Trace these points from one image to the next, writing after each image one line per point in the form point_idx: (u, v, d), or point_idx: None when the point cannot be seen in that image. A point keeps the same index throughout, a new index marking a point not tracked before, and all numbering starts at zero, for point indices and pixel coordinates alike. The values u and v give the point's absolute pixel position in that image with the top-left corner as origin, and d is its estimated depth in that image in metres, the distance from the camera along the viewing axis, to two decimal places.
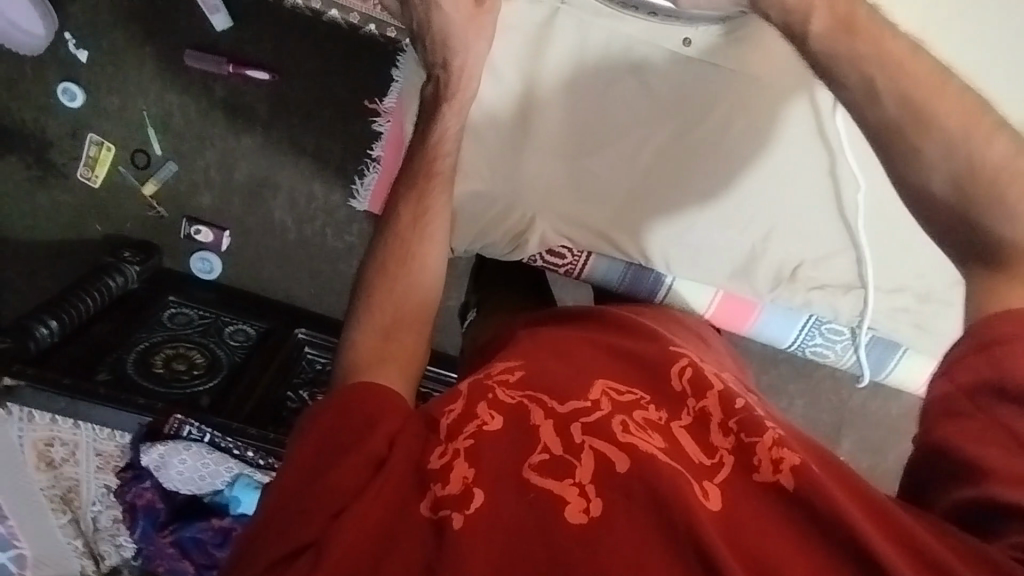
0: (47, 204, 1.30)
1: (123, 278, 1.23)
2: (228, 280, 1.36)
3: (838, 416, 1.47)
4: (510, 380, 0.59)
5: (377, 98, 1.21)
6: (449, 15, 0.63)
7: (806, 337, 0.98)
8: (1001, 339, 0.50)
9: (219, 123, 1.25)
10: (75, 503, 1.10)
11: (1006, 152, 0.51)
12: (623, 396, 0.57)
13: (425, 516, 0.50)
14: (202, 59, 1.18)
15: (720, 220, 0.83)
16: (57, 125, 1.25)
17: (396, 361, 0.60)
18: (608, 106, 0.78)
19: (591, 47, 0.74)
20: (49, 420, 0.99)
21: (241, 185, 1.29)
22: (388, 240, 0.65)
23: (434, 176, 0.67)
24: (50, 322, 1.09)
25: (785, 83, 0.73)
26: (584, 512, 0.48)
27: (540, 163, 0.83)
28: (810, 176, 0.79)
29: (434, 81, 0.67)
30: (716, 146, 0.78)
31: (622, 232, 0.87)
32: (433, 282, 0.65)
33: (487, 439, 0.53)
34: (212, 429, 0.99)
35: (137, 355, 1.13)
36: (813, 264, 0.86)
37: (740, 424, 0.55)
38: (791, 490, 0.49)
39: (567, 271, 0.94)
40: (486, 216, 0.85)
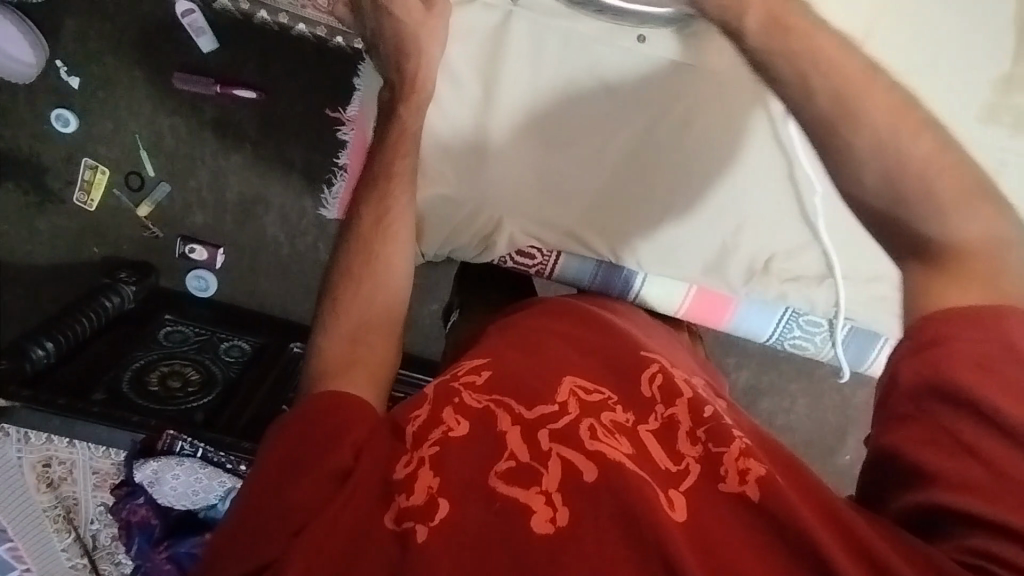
0: (46, 228, 1.32)
1: (119, 298, 1.24)
2: (224, 297, 1.37)
3: (843, 414, 1.45)
4: (477, 382, 0.59)
5: (339, 107, 1.23)
6: (400, 22, 0.66)
7: (784, 331, 0.99)
8: (932, 340, 0.54)
9: (209, 143, 1.27)
10: (75, 522, 1.11)
11: (926, 148, 0.55)
12: (591, 395, 0.58)
13: (388, 528, 0.51)
14: (190, 81, 1.21)
15: (688, 215, 0.85)
16: (52, 152, 1.28)
17: (365, 363, 0.63)
18: (571, 106, 0.79)
19: (548, 50, 0.75)
20: (44, 439, 1.00)
21: (234, 203, 1.31)
22: (351, 244, 0.68)
23: (395, 176, 0.69)
24: (47, 344, 1.10)
25: (742, 99, 0.76)
26: (550, 521, 0.49)
27: (506, 166, 0.83)
28: (777, 184, 0.81)
29: (390, 86, 0.70)
30: (688, 154, 0.80)
31: (594, 232, 0.88)
32: (399, 280, 0.68)
33: (453, 447, 0.54)
34: (204, 444, 1.00)
35: (132, 374, 1.14)
36: (785, 256, 0.86)
37: (708, 433, 0.55)
38: (757, 501, 0.50)
39: (538, 271, 0.94)
40: (456, 219, 0.86)
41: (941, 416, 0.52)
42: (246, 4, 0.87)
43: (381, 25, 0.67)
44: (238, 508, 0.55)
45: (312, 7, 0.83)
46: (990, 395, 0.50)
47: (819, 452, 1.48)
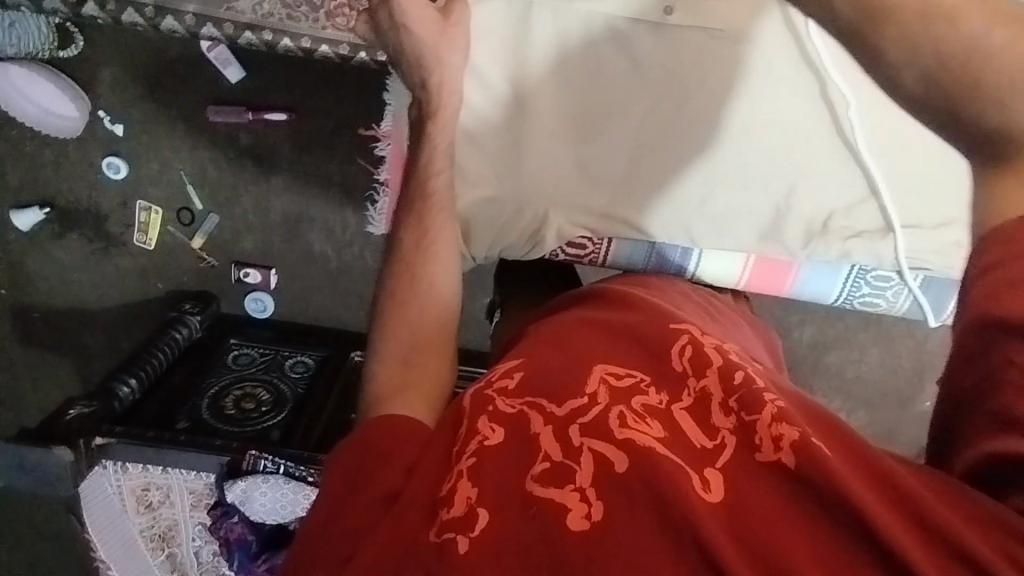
0: (113, 271, 1.39)
1: (187, 328, 1.32)
2: (282, 315, 1.42)
3: (917, 359, 1.39)
4: (509, 386, 0.61)
5: (373, 124, 1.24)
6: (421, 40, 0.69)
7: (852, 290, 0.95)
8: None
9: (249, 169, 1.30)
10: (176, 539, 1.15)
11: None
12: (621, 379, 0.60)
13: (433, 541, 0.53)
14: (223, 112, 1.24)
15: (736, 184, 0.83)
16: (107, 198, 1.33)
17: (418, 386, 0.66)
18: (601, 86, 0.78)
19: (572, 35, 0.76)
20: (141, 468, 1.06)
21: (280, 224, 1.35)
22: (396, 266, 0.71)
23: (431, 195, 0.72)
24: (130, 381, 1.18)
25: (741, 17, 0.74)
26: (585, 518, 0.51)
27: (542, 159, 0.82)
28: (813, 117, 0.79)
29: (418, 104, 0.72)
30: (780, 128, 0.80)
31: (638, 212, 0.85)
32: (450, 294, 0.71)
33: (490, 456, 0.55)
34: (285, 461, 1.04)
35: (210, 401, 1.19)
36: (844, 213, 0.84)
37: (740, 402, 0.56)
38: (792, 468, 0.51)
39: (591, 259, 0.91)
40: (502, 220, 0.84)
41: (1010, 352, 0.46)
42: (269, 34, 0.88)
43: (402, 46, 0.70)
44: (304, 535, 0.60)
45: (332, 27, 0.86)
46: None
47: (894, 401, 1.44)
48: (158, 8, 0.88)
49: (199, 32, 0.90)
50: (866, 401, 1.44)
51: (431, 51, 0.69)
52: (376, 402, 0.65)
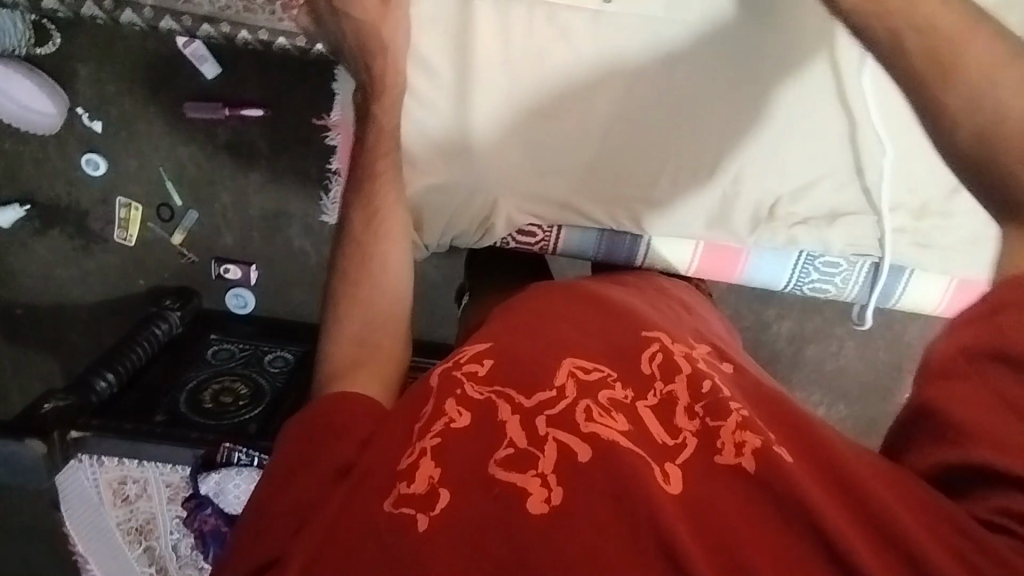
0: (95, 268, 1.40)
1: (167, 324, 1.32)
2: (264, 311, 1.44)
3: (894, 351, 1.40)
4: (478, 372, 0.61)
5: (323, 114, 1.26)
6: (359, 21, 0.70)
7: (801, 276, 0.98)
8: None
9: (226, 165, 1.31)
10: (154, 533, 1.16)
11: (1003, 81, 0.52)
12: (589, 374, 0.60)
13: (386, 512, 0.53)
14: (200, 108, 1.25)
15: (683, 170, 0.84)
16: (87, 195, 1.34)
17: (371, 364, 0.68)
18: (564, 79, 0.79)
19: (514, 35, 0.77)
20: (117, 461, 1.07)
21: (258, 220, 1.36)
22: (347, 251, 0.72)
23: (379, 177, 0.73)
24: (107, 375, 1.17)
25: (808, 38, 0.76)
26: (545, 502, 0.52)
27: (492, 148, 0.83)
28: (832, 129, 0.81)
29: (362, 89, 0.73)
30: (728, 121, 0.81)
31: (586, 199, 0.88)
32: (404, 273, 0.73)
33: (455, 438, 0.56)
34: (259, 453, 1.05)
35: (188, 394, 1.20)
36: (790, 199, 0.86)
37: (705, 408, 0.58)
38: (752, 472, 0.52)
39: (542, 247, 0.94)
40: (452, 206, 0.86)
41: (988, 373, 0.51)
42: (226, 26, 0.89)
43: (343, 29, 0.71)
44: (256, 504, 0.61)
45: (289, 19, 0.87)
46: None
47: (876, 393, 1.44)
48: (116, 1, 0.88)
49: (159, 25, 0.91)
50: (844, 394, 1.45)
51: (370, 28, 0.70)
52: (329, 383, 0.66)
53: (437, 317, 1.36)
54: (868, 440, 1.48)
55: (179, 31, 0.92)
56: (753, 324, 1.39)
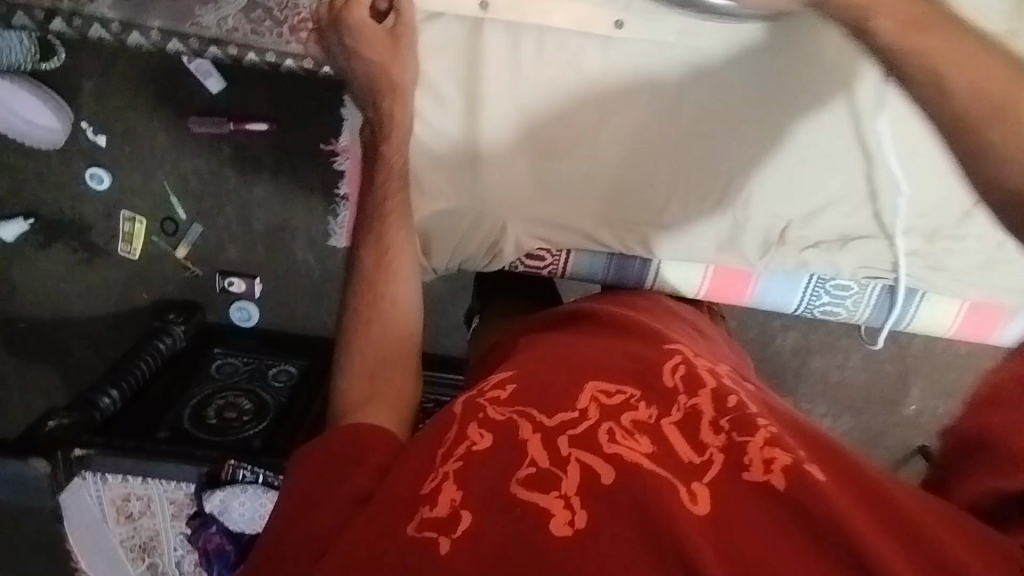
0: (99, 281, 1.40)
1: (171, 338, 1.32)
2: (267, 324, 1.43)
3: (901, 363, 1.39)
4: (501, 397, 0.61)
5: (331, 138, 1.26)
6: (372, 62, 0.67)
7: (812, 299, 0.98)
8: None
9: (231, 179, 1.31)
10: (157, 550, 1.15)
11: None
12: (612, 398, 0.60)
13: (408, 535, 0.52)
14: (204, 123, 1.25)
15: (696, 195, 0.84)
16: (91, 209, 1.34)
17: (387, 400, 0.68)
18: (582, 107, 0.80)
19: (525, 60, 0.77)
20: (121, 479, 1.06)
21: (263, 234, 1.35)
22: (357, 286, 0.72)
23: (389, 215, 0.73)
24: (111, 392, 1.17)
25: (838, 75, 0.76)
26: (569, 524, 0.51)
27: (502, 175, 0.84)
28: (847, 158, 0.81)
29: (369, 124, 0.73)
30: (731, 149, 0.81)
31: (600, 227, 0.88)
32: (414, 304, 0.73)
33: (477, 460, 0.56)
34: (264, 470, 1.05)
35: (192, 410, 1.20)
36: (800, 223, 0.86)
37: (732, 422, 0.57)
38: (783, 490, 0.52)
39: (551, 271, 0.94)
40: (460, 230, 0.87)
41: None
42: (234, 48, 0.89)
43: (353, 67, 0.68)
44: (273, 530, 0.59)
45: (296, 42, 0.87)
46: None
47: (882, 405, 1.43)
48: (124, 23, 0.88)
49: (166, 47, 0.91)
50: (852, 406, 1.44)
51: (381, 69, 0.68)
52: (342, 419, 0.66)
53: (441, 330, 1.35)
54: (877, 454, 1.46)
55: (186, 52, 0.93)
56: (758, 336, 1.38)
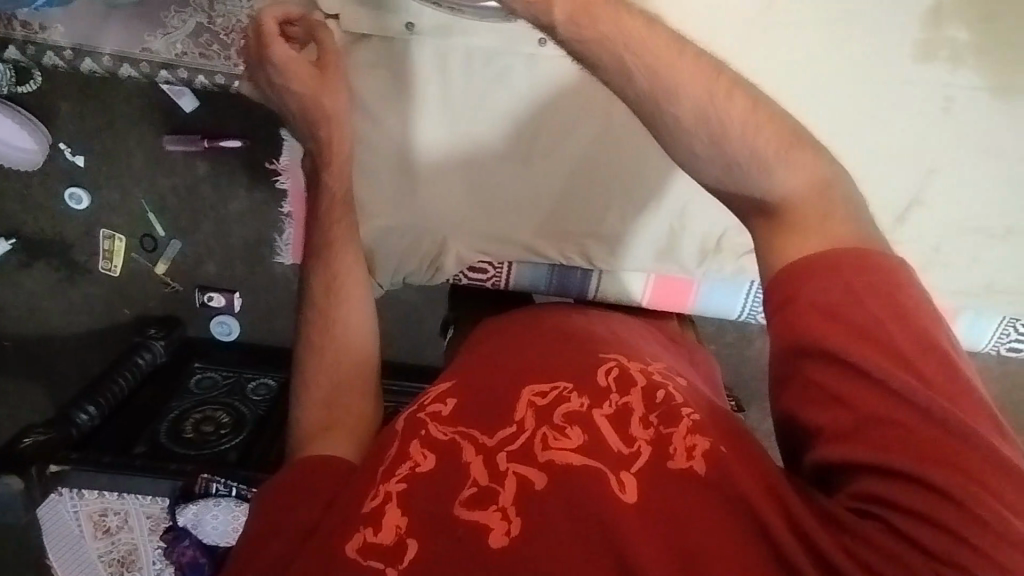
0: (81, 299, 1.42)
1: (151, 354, 1.33)
2: (248, 337, 1.44)
3: None
4: (442, 412, 0.61)
5: (273, 159, 1.29)
6: (301, 94, 0.70)
7: (753, 304, 1.00)
8: (787, 299, 0.55)
9: (207, 195, 1.33)
10: (136, 564, 1.16)
11: (741, 106, 0.54)
12: (546, 397, 0.60)
13: (350, 558, 0.53)
14: (179, 142, 1.27)
15: (631, 205, 0.88)
16: (70, 227, 1.36)
17: (345, 426, 0.69)
18: (517, 121, 0.84)
19: (450, 73, 0.81)
20: (97, 494, 1.07)
21: (241, 248, 1.37)
22: (310, 316, 0.73)
23: (336, 241, 0.74)
24: (89, 408, 1.18)
25: (634, 155, 0.85)
26: (506, 534, 0.53)
27: (436, 193, 0.87)
28: (695, 204, 0.87)
29: (310, 155, 0.75)
30: (616, 192, 0.87)
31: (544, 240, 0.92)
32: (368, 327, 0.74)
33: (420, 481, 0.56)
34: (237, 483, 1.06)
35: (169, 424, 1.21)
36: (734, 234, 0.89)
37: (659, 417, 0.58)
38: (703, 475, 0.54)
39: (495, 284, 0.96)
40: (403, 247, 0.90)
41: (814, 373, 0.53)
42: (184, 72, 0.93)
43: (285, 102, 0.71)
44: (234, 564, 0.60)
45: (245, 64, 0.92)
46: (854, 352, 0.51)
47: None
48: (76, 50, 0.91)
49: (118, 72, 0.93)
50: None
51: (312, 100, 0.71)
52: (300, 448, 0.67)
53: (418, 340, 1.36)
54: None
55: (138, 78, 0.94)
56: (736, 339, 1.37)
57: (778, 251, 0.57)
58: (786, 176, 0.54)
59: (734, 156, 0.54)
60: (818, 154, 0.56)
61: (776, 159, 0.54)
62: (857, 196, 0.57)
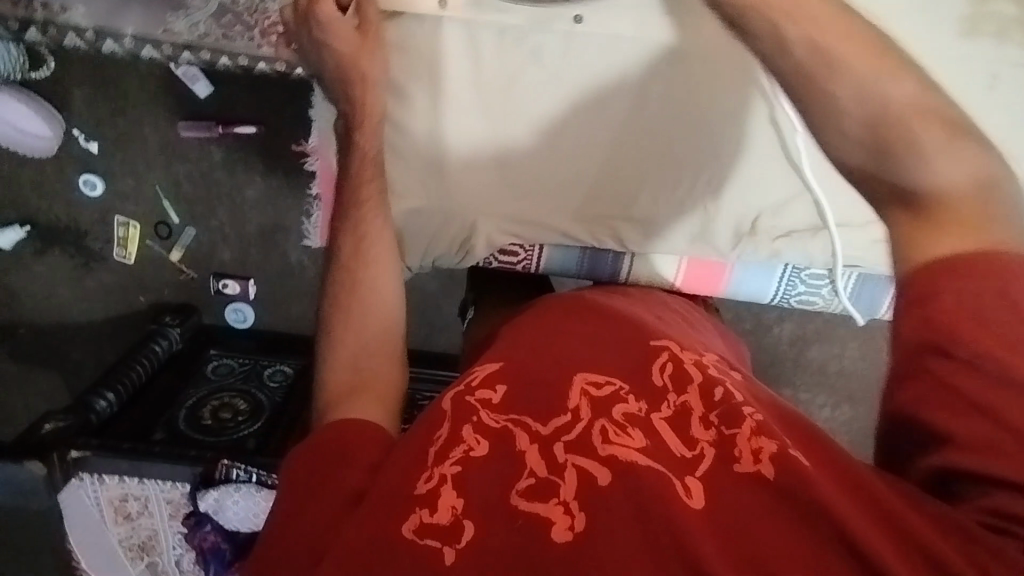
0: (96, 286, 1.42)
1: (167, 341, 1.33)
2: (263, 324, 1.44)
3: None
4: (492, 400, 0.61)
5: (301, 139, 1.28)
6: (341, 51, 0.71)
7: (788, 288, 1.02)
8: (919, 296, 0.57)
9: (221, 182, 1.32)
10: (156, 549, 1.17)
11: (909, 92, 0.59)
12: (601, 389, 0.61)
13: (406, 539, 0.53)
14: (194, 127, 1.26)
15: (659, 186, 0.87)
16: (85, 214, 1.35)
17: (370, 388, 0.68)
18: (543, 102, 0.82)
19: (485, 54, 0.79)
20: (118, 480, 1.07)
21: (255, 236, 1.36)
22: (338, 277, 0.73)
23: (367, 202, 0.75)
24: (108, 394, 1.19)
25: (739, 78, 0.79)
26: (569, 529, 0.53)
27: (466, 176, 0.86)
28: (764, 140, 0.84)
29: (344, 116, 0.76)
30: (690, 130, 0.83)
31: (568, 220, 0.92)
32: (394, 294, 0.74)
33: (474, 466, 0.57)
34: (257, 469, 1.05)
35: (187, 411, 1.21)
36: (771, 213, 0.89)
37: (720, 417, 0.59)
38: (771, 478, 0.54)
39: (525, 266, 0.98)
40: (432, 227, 0.90)
41: (941, 372, 0.55)
42: (207, 53, 0.93)
43: (323, 59, 0.73)
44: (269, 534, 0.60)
45: (267, 44, 0.91)
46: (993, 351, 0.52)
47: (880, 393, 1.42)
48: (97, 32, 0.91)
49: (139, 53, 0.95)
50: (849, 395, 1.43)
51: (351, 61, 0.72)
52: (326, 410, 0.67)
53: (434, 328, 1.35)
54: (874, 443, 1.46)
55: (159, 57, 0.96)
56: (753, 326, 1.37)
57: (912, 245, 0.59)
58: (946, 169, 0.58)
59: (891, 143, 0.59)
60: (982, 153, 0.59)
61: (938, 150, 0.58)
62: (1021, 207, 0.58)
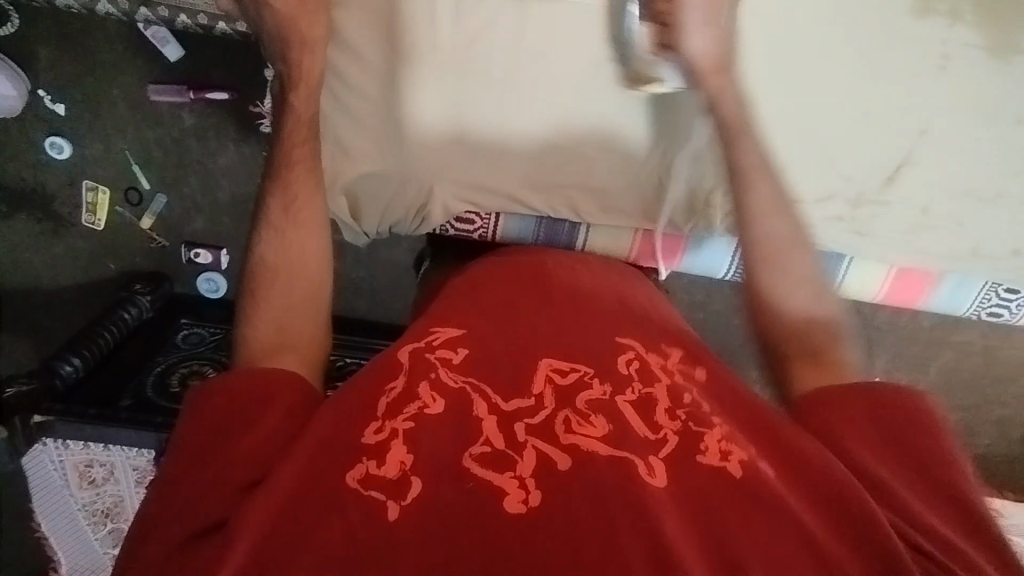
0: (65, 252, 1.40)
1: (137, 308, 1.31)
2: (234, 295, 1.43)
3: (867, 335, 1.37)
4: (451, 359, 0.64)
5: (258, 101, 1.26)
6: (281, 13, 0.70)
7: (743, 262, 1.08)
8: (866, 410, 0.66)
9: (193, 149, 1.30)
10: (121, 515, 1.18)
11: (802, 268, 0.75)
12: (566, 377, 0.63)
13: (350, 487, 0.54)
14: (164, 91, 1.24)
15: (616, 158, 0.90)
16: (52, 178, 1.33)
17: (294, 348, 0.69)
18: (496, 71, 0.84)
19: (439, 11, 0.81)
20: (83, 445, 1.07)
21: (227, 205, 1.35)
22: (264, 236, 0.72)
23: (296, 165, 0.74)
24: (74, 359, 1.15)
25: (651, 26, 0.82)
26: (522, 502, 0.53)
27: (422, 144, 0.88)
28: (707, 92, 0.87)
29: (279, 78, 0.74)
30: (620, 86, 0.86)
31: (526, 191, 0.94)
32: (319, 259, 0.73)
33: (427, 427, 0.58)
34: None
35: (156, 377, 1.21)
36: (722, 192, 0.92)
37: (687, 413, 0.62)
38: (738, 478, 0.57)
39: (481, 234, 1.02)
40: (389, 193, 0.91)
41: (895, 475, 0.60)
42: None
43: (264, 20, 0.71)
44: (180, 462, 0.60)
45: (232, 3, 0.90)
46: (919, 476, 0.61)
47: None
48: None
49: None
50: None
51: (289, 20, 0.71)
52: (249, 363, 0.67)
53: (406, 302, 1.35)
54: None
55: None
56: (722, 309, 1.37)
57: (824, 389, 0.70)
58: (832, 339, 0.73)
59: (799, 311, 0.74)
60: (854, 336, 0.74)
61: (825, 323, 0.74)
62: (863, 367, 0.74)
